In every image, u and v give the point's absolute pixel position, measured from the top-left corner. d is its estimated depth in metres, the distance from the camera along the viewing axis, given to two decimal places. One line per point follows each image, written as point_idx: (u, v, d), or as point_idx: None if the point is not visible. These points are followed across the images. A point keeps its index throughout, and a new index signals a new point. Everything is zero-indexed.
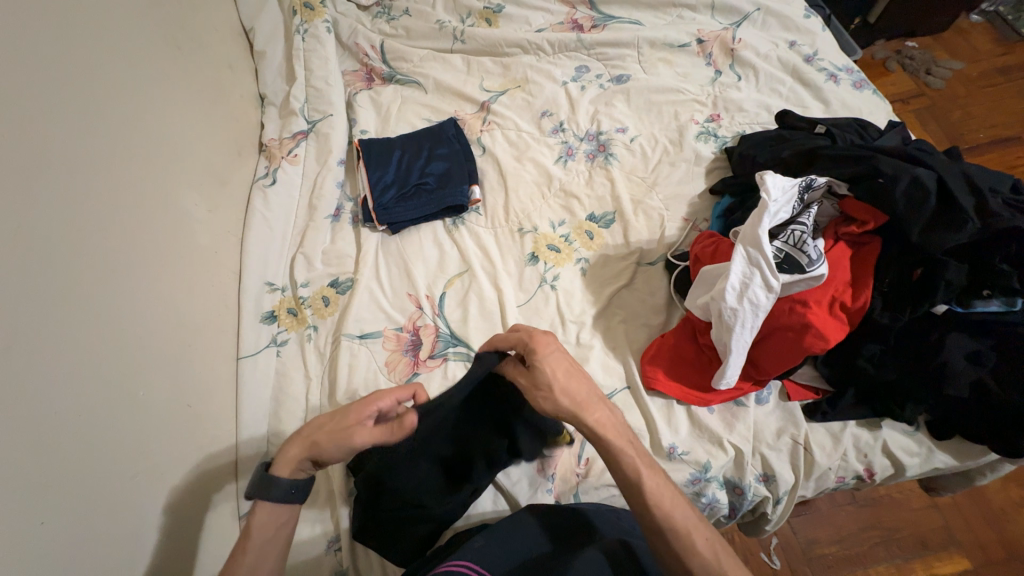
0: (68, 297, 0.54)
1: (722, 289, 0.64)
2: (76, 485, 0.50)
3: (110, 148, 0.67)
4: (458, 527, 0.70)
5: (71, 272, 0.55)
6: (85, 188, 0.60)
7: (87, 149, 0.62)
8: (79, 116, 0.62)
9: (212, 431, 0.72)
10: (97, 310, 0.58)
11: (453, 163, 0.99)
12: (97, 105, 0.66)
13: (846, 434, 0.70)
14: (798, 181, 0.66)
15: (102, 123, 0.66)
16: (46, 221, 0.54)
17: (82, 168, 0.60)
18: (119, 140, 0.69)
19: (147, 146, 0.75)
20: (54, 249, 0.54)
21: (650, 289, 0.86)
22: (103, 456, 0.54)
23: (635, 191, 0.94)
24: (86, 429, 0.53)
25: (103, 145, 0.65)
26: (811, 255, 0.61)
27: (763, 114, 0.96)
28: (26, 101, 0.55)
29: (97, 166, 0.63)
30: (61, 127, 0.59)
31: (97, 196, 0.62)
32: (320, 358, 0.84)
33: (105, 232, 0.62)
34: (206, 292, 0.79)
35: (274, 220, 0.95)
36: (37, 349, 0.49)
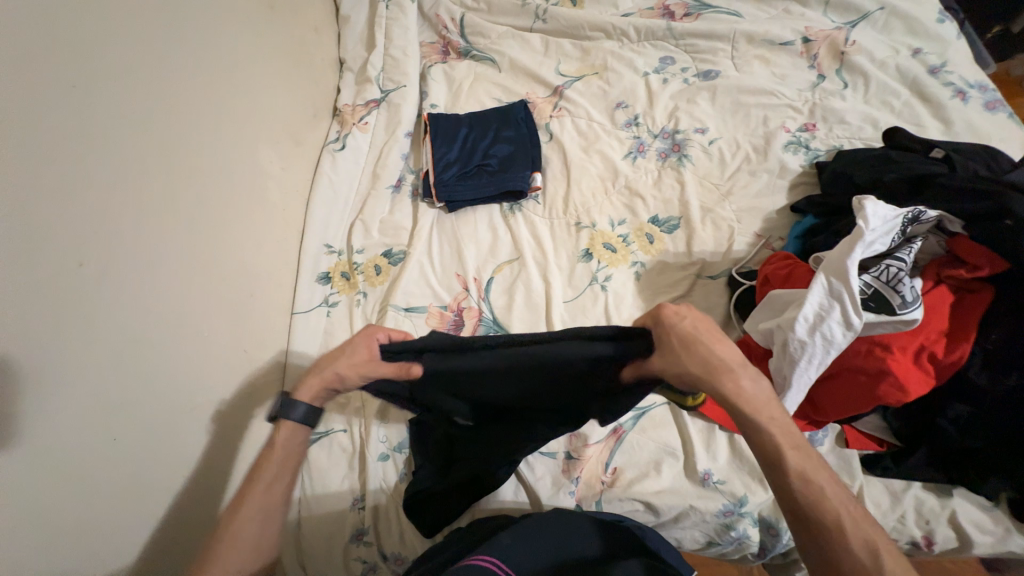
0: (152, 240, 0.59)
1: (792, 319, 0.59)
2: (140, 409, 0.55)
3: (199, 101, 0.70)
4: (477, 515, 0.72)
5: (157, 215, 0.60)
6: (174, 138, 0.64)
7: (180, 101, 0.66)
8: (174, 69, 0.66)
9: (261, 379, 0.77)
10: (175, 252, 0.62)
11: (518, 147, 0.97)
12: (192, 60, 0.70)
13: (908, 495, 0.64)
14: (903, 212, 0.58)
15: (193, 76, 0.70)
16: (140, 167, 0.58)
17: (173, 117, 0.64)
18: (208, 94, 0.73)
19: (232, 102, 0.78)
20: (148, 193, 0.59)
21: (707, 305, 0.81)
22: (166, 387, 0.59)
23: (706, 198, 0.88)
24: (154, 360, 0.57)
25: (193, 98, 0.69)
26: (906, 297, 0.54)
27: (867, 129, 0.86)
28: (132, 52, 0.59)
29: (187, 119, 0.67)
30: (158, 78, 0.63)
31: (184, 147, 0.66)
32: (365, 324, 0.87)
33: (187, 181, 0.66)
34: (271, 247, 0.84)
35: (339, 184, 0.98)
36: (118, 285, 0.54)
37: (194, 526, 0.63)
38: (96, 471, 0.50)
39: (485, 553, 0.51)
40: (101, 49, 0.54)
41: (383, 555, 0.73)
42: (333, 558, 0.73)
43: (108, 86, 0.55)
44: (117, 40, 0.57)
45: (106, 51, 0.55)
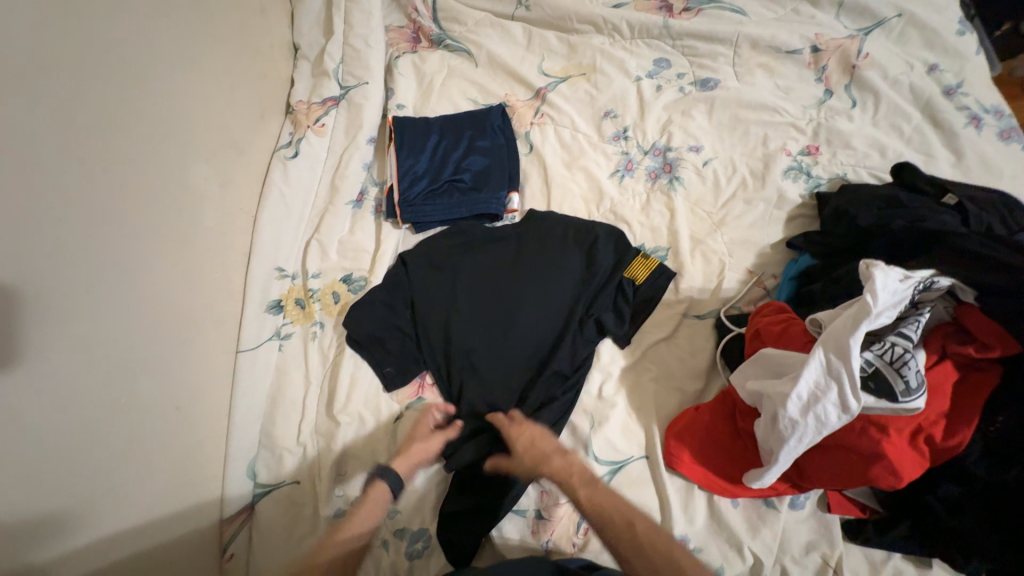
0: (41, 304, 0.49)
1: (785, 395, 0.53)
2: (30, 513, 0.48)
3: (108, 121, 0.59)
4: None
5: (41, 272, 0.49)
6: (78, 176, 0.54)
7: (81, 125, 0.55)
8: (69, 88, 0.54)
9: (198, 432, 0.68)
10: (81, 312, 0.53)
11: (494, 160, 0.87)
12: (99, 70, 0.58)
13: (887, 567, 0.61)
14: (913, 280, 0.52)
15: (101, 92, 0.58)
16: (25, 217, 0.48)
17: (58, 146, 0.52)
18: (122, 111, 0.61)
19: (151, 114, 0.66)
20: (34, 249, 0.49)
21: (692, 348, 0.75)
22: (67, 475, 0.51)
23: (697, 227, 0.81)
24: (48, 451, 0.49)
25: (94, 115, 0.57)
26: (910, 382, 0.49)
27: (873, 156, 0.79)
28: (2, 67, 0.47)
29: (87, 144, 0.56)
30: (50, 102, 0.52)
31: (89, 182, 0.55)
32: (322, 360, 0.79)
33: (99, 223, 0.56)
34: (210, 279, 0.74)
35: (292, 198, 0.87)
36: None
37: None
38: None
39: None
40: None
41: None
42: None
43: None
44: None
45: None
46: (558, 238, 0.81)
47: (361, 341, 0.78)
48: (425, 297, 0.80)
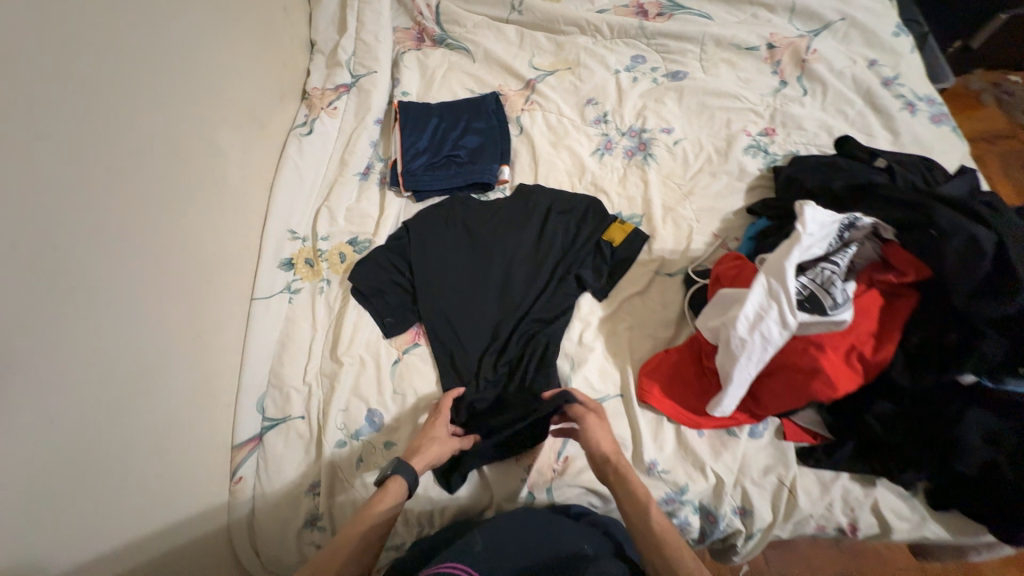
0: (91, 223, 0.57)
1: (735, 317, 0.61)
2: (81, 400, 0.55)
3: (151, 83, 0.69)
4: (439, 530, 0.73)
5: (91, 197, 0.57)
6: (122, 123, 0.63)
7: (130, 83, 0.65)
8: (122, 52, 0.65)
9: (214, 365, 0.76)
10: (127, 236, 0.62)
11: (488, 139, 0.97)
12: (146, 42, 0.69)
13: (836, 485, 0.68)
14: (839, 218, 0.61)
15: (147, 59, 0.69)
16: (88, 149, 0.58)
17: (110, 97, 0.62)
18: (162, 78, 0.72)
19: (184, 83, 0.76)
20: (94, 176, 0.58)
21: (663, 300, 0.83)
22: (113, 374, 0.58)
23: (668, 196, 0.91)
24: (98, 348, 0.57)
25: (138, 77, 0.67)
26: (837, 298, 0.58)
27: (822, 136, 0.89)
28: (74, 27, 0.57)
29: (132, 99, 0.65)
30: (109, 61, 0.62)
31: (135, 130, 0.65)
32: (328, 311, 0.87)
33: (143, 166, 0.66)
34: (230, 232, 0.83)
35: (305, 170, 0.96)
36: (51, 269, 0.52)
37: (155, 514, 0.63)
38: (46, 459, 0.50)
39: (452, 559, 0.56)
40: (38, 23, 0.53)
41: None
42: (286, 543, 0.74)
43: (43, 67, 0.53)
44: (55, 21, 0.55)
45: (38, 26, 0.53)
46: (541, 206, 0.91)
47: (365, 291, 0.85)
48: (418, 255, 0.88)
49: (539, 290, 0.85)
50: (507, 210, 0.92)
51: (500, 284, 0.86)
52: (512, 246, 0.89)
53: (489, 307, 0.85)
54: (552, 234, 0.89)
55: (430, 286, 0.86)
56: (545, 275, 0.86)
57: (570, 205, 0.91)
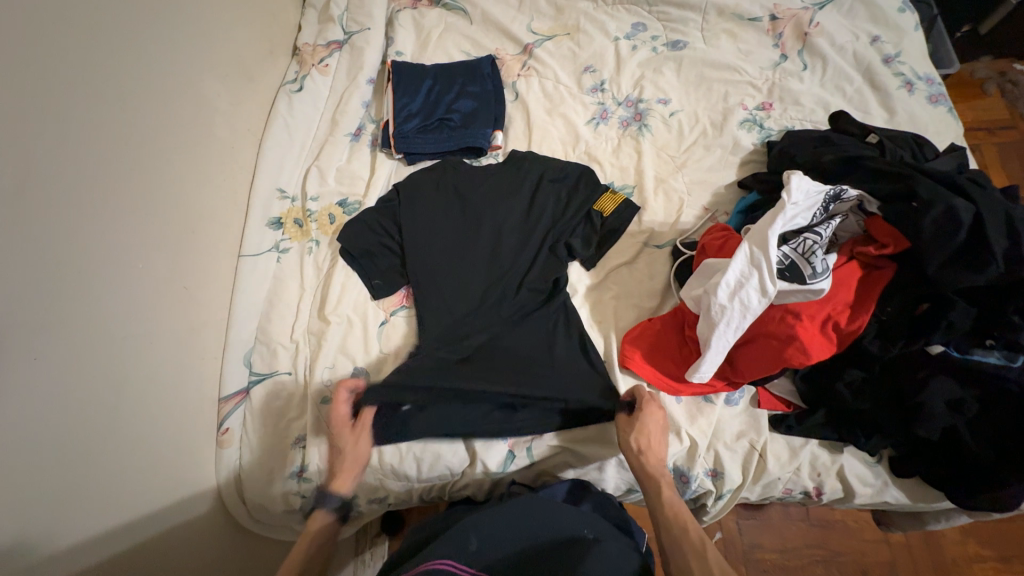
0: (70, 166, 0.57)
1: (716, 284, 0.62)
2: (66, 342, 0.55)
3: (132, 30, 0.68)
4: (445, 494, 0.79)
5: (68, 140, 0.57)
6: (100, 68, 0.62)
7: (106, 26, 0.64)
8: None
9: (200, 318, 0.76)
10: (106, 183, 0.62)
11: (482, 103, 0.96)
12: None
13: (805, 450, 0.71)
14: (825, 189, 0.62)
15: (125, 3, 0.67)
16: (62, 90, 0.57)
17: (88, 40, 0.61)
18: (142, 25, 0.70)
19: (166, 31, 0.74)
20: (69, 119, 0.58)
21: (650, 271, 0.84)
22: (96, 318, 0.59)
23: (661, 168, 0.90)
24: (83, 291, 0.58)
25: (117, 21, 0.66)
26: (816, 268, 0.59)
27: (818, 112, 0.89)
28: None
29: (110, 44, 0.64)
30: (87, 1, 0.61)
31: (114, 76, 0.64)
32: (316, 271, 0.87)
33: (122, 114, 0.65)
34: (217, 187, 0.82)
35: (295, 129, 0.95)
36: (33, 209, 0.52)
37: (146, 456, 0.65)
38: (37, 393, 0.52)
39: (445, 554, 0.52)
40: None
41: None
42: (272, 492, 0.76)
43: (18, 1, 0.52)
44: None
45: None
46: (531, 172, 0.90)
47: (354, 252, 0.85)
48: (408, 217, 0.88)
49: (527, 255, 0.85)
50: (497, 176, 0.91)
51: (489, 249, 0.86)
52: (502, 211, 0.88)
53: (477, 272, 0.84)
54: (544, 200, 0.88)
55: (418, 248, 0.86)
56: (535, 240, 0.85)
57: (561, 173, 0.90)
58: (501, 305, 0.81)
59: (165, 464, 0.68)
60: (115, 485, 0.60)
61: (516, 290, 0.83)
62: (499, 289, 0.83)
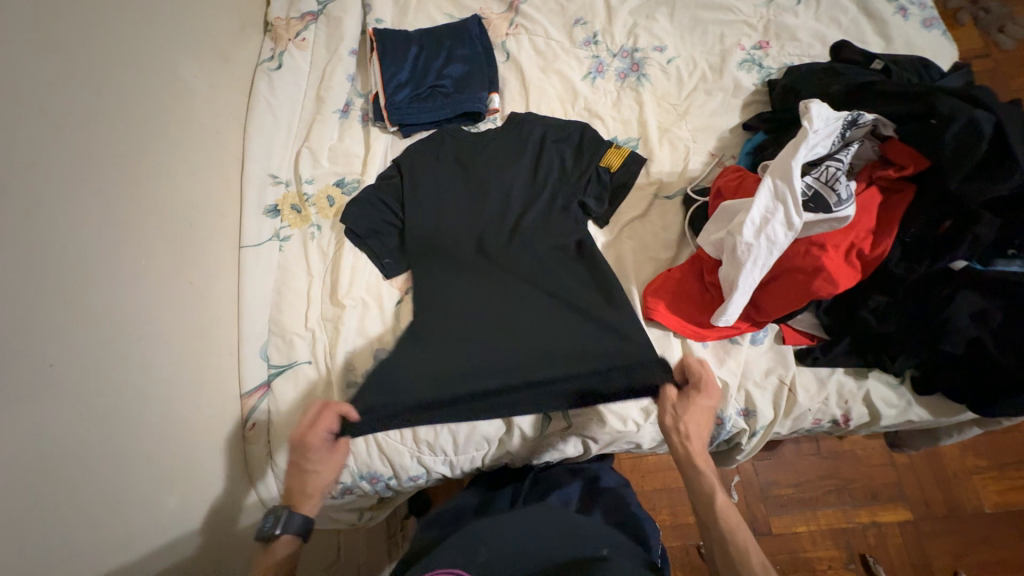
0: (49, 163, 0.53)
1: (741, 223, 0.62)
2: (79, 345, 0.53)
3: (89, 13, 0.63)
4: (482, 465, 0.79)
5: (40, 134, 0.53)
6: (62, 55, 0.58)
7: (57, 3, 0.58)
8: None
9: (209, 314, 0.73)
10: (83, 175, 0.57)
11: (474, 66, 0.92)
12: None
13: (832, 380, 0.72)
14: (843, 115, 0.61)
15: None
16: (21, 74, 0.52)
17: (44, 25, 0.56)
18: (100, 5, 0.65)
19: (124, 10, 0.69)
20: (33, 105, 0.53)
21: (664, 223, 0.84)
22: (95, 317, 0.55)
23: (664, 118, 0.89)
24: (87, 293, 0.55)
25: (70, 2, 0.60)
26: (841, 195, 0.59)
27: (816, 46, 0.88)
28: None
29: (69, 29, 0.59)
30: None
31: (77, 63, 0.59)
32: (322, 256, 0.84)
33: (89, 100, 0.60)
34: (209, 178, 0.78)
35: (279, 110, 0.89)
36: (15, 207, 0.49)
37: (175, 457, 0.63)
38: (55, 400, 0.50)
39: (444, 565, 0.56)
40: None
41: (357, 475, 0.75)
42: None
43: None
44: None
45: None
46: (535, 134, 0.88)
47: (361, 231, 0.82)
48: (413, 194, 0.85)
49: (538, 221, 0.83)
50: (498, 142, 0.88)
51: (494, 220, 0.84)
52: (505, 180, 0.85)
53: (490, 239, 0.82)
54: (550, 162, 0.86)
55: (427, 226, 0.83)
56: (542, 204, 0.84)
57: (565, 133, 0.87)
58: (515, 275, 0.80)
59: (196, 464, 0.66)
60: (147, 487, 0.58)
61: (529, 257, 0.81)
62: (511, 258, 0.81)
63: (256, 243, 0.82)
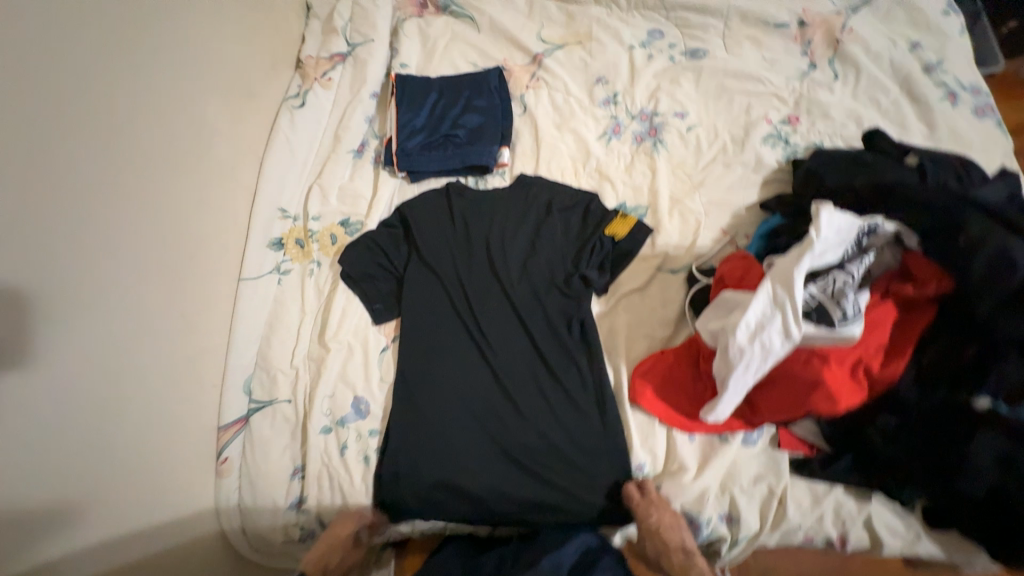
0: (67, 202, 0.56)
1: (735, 324, 0.57)
2: (71, 376, 0.55)
3: (128, 57, 0.66)
4: (445, 530, 0.76)
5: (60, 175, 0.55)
6: (97, 97, 0.61)
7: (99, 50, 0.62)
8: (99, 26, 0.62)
9: (199, 345, 0.75)
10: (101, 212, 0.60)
11: (489, 118, 0.92)
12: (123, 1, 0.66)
13: (829, 499, 0.66)
14: (860, 222, 0.56)
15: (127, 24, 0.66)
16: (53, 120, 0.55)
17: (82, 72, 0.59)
18: (140, 49, 0.68)
19: (162, 53, 0.72)
20: (54, 148, 0.55)
21: (663, 299, 0.79)
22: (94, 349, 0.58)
23: (677, 187, 0.85)
24: (87, 322, 0.57)
25: (112, 49, 0.64)
26: (847, 311, 0.54)
27: (850, 126, 0.82)
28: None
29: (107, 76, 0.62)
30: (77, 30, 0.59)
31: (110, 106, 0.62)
32: (318, 295, 0.85)
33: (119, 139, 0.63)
34: (219, 211, 0.81)
35: (297, 146, 0.92)
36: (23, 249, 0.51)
37: (145, 494, 0.64)
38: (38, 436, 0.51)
39: None
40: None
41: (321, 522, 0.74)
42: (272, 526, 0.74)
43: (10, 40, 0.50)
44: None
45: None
46: (541, 198, 0.87)
47: (357, 277, 0.83)
48: (423, 246, 0.85)
49: (534, 287, 0.81)
50: (504, 202, 0.87)
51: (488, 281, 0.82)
52: (505, 241, 0.84)
53: (482, 303, 0.81)
54: (553, 225, 0.84)
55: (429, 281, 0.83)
56: (539, 269, 0.82)
57: (570, 198, 0.86)
58: (502, 341, 0.78)
59: (166, 498, 0.67)
60: (113, 523, 0.59)
61: (519, 323, 0.79)
62: (500, 323, 0.79)
63: (256, 276, 0.83)
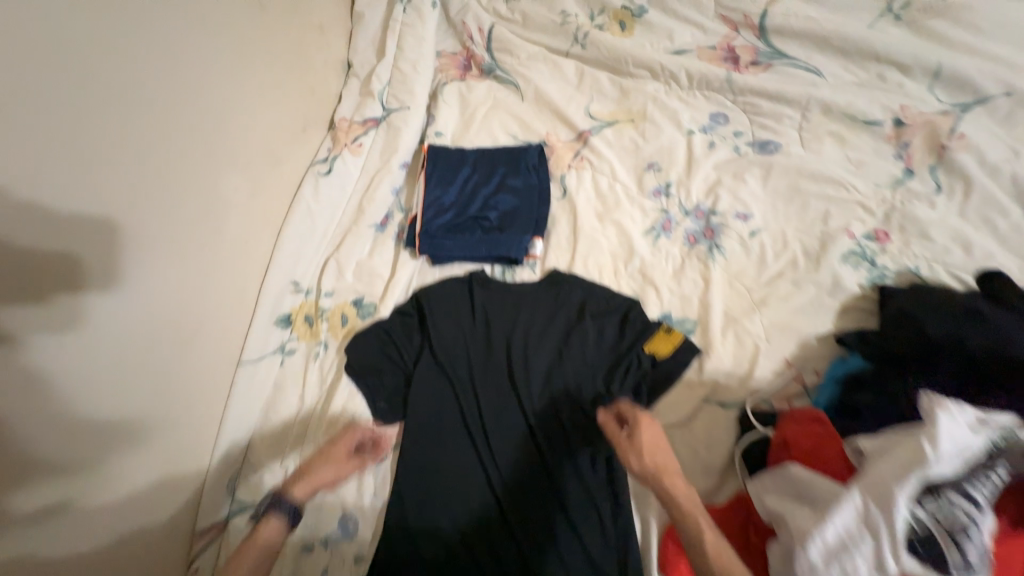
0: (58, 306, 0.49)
1: (808, 535, 0.45)
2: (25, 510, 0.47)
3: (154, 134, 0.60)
4: None
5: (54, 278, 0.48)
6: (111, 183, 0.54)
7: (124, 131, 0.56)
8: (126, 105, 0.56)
9: (190, 445, 0.66)
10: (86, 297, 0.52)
11: (524, 202, 0.84)
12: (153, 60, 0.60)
13: None
14: (986, 428, 0.44)
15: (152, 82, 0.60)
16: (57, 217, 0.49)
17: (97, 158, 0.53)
18: (170, 123, 0.63)
19: (193, 124, 0.67)
20: (56, 247, 0.49)
21: (710, 441, 0.66)
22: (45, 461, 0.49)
23: (734, 303, 0.73)
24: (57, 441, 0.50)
25: (138, 127, 0.58)
26: (967, 556, 0.41)
27: (956, 253, 0.68)
28: (56, 64, 0.49)
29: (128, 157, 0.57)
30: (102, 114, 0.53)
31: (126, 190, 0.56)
32: (319, 382, 0.75)
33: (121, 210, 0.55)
34: (230, 288, 0.74)
35: (319, 215, 0.86)
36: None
37: None
38: None
39: None
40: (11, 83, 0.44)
41: None
42: None
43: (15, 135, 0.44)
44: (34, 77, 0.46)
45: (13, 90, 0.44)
46: (574, 299, 0.77)
47: (361, 369, 0.75)
48: (438, 342, 0.76)
49: (557, 408, 0.71)
50: (532, 299, 0.78)
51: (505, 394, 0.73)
52: (528, 347, 0.75)
53: (495, 417, 0.71)
54: (586, 334, 0.74)
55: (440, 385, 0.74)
56: (563, 387, 0.72)
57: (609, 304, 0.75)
58: (513, 471, 0.68)
59: None
60: None
61: (535, 450, 0.69)
62: (512, 446, 0.70)
63: (256, 358, 0.75)
